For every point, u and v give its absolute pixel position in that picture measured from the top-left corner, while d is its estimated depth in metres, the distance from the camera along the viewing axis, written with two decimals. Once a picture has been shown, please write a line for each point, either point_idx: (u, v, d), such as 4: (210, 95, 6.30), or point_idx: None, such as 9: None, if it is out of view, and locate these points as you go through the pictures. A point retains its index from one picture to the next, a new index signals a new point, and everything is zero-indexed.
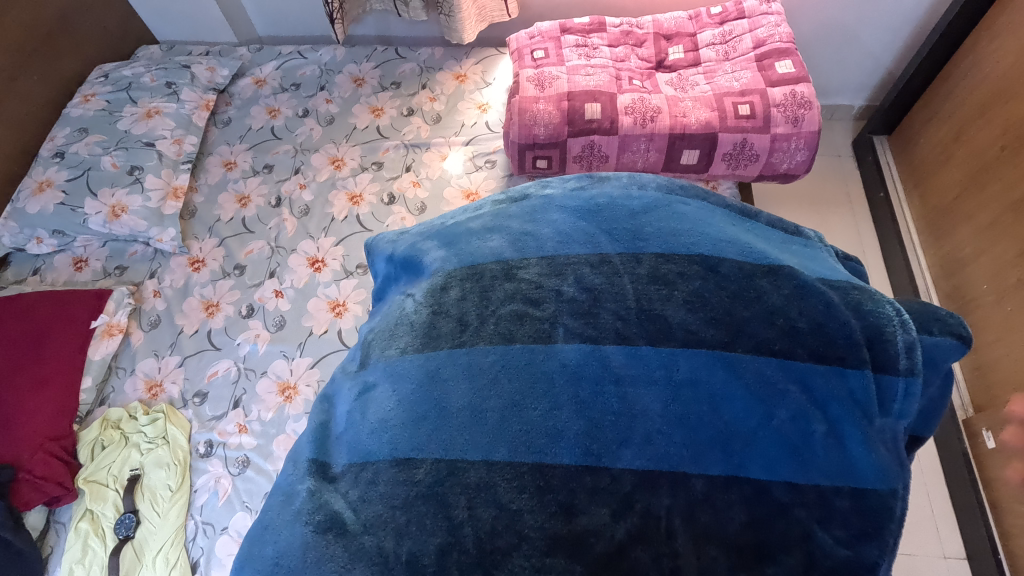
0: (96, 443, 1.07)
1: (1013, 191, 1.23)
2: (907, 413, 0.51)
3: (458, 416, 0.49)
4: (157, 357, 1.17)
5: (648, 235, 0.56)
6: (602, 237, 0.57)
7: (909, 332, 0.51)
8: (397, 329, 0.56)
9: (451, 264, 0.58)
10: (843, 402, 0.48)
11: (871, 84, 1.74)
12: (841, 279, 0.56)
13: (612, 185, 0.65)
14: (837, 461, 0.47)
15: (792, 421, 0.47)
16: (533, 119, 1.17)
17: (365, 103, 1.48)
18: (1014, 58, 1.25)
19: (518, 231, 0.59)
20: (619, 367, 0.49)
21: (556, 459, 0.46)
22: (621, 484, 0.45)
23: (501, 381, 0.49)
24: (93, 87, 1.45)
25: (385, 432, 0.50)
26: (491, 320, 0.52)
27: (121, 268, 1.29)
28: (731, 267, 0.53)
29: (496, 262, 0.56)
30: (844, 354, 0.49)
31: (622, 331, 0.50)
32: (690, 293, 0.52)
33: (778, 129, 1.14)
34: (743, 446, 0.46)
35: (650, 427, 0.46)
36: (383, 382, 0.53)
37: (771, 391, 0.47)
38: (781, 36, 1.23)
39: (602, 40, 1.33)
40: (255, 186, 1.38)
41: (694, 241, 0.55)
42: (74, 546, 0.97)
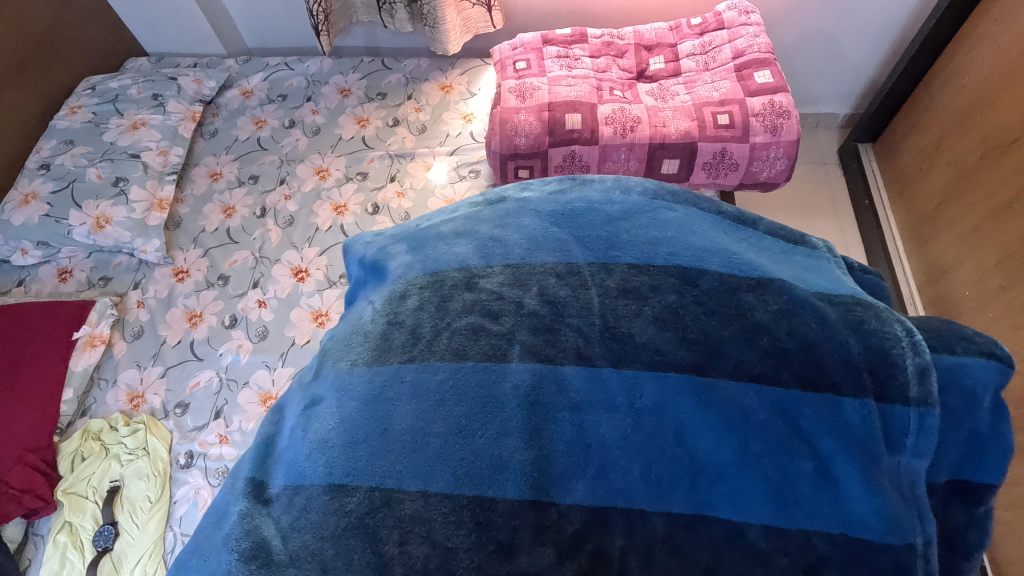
0: (76, 455, 1.07)
1: (995, 198, 1.23)
2: (922, 452, 0.45)
3: (399, 441, 0.45)
4: (139, 368, 1.17)
5: (624, 243, 0.52)
6: (574, 245, 0.52)
7: (920, 354, 0.46)
8: (351, 340, 0.52)
9: (414, 270, 0.54)
10: (837, 436, 0.43)
11: (855, 92, 1.75)
12: (843, 293, 0.51)
13: (595, 186, 0.60)
14: (818, 505, 0.42)
15: (769, 455, 0.43)
16: (514, 130, 1.18)
17: (352, 114, 1.49)
18: (993, 66, 1.27)
19: (487, 236, 0.55)
20: (576, 388, 0.45)
21: (500, 493, 0.42)
22: (568, 523, 0.42)
23: (449, 405, 0.46)
24: (80, 99, 1.46)
25: (323, 454, 0.46)
26: (445, 334, 0.49)
27: (105, 279, 1.30)
28: (712, 280, 0.48)
29: (458, 269, 0.53)
30: (837, 380, 0.44)
31: (583, 349, 0.47)
32: (662, 308, 0.47)
33: (757, 139, 1.15)
34: (710, 483, 0.43)
35: (606, 459, 0.43)
36: (327, 399, 0.49)
37: (746, 420, 0.43)
38: (760, 46, 1.24)
39: (584, 51, 1.34)
40: (240, 198, 1.38)
41: (673, 249, 0.50)
42: (53, 557, 0.97)
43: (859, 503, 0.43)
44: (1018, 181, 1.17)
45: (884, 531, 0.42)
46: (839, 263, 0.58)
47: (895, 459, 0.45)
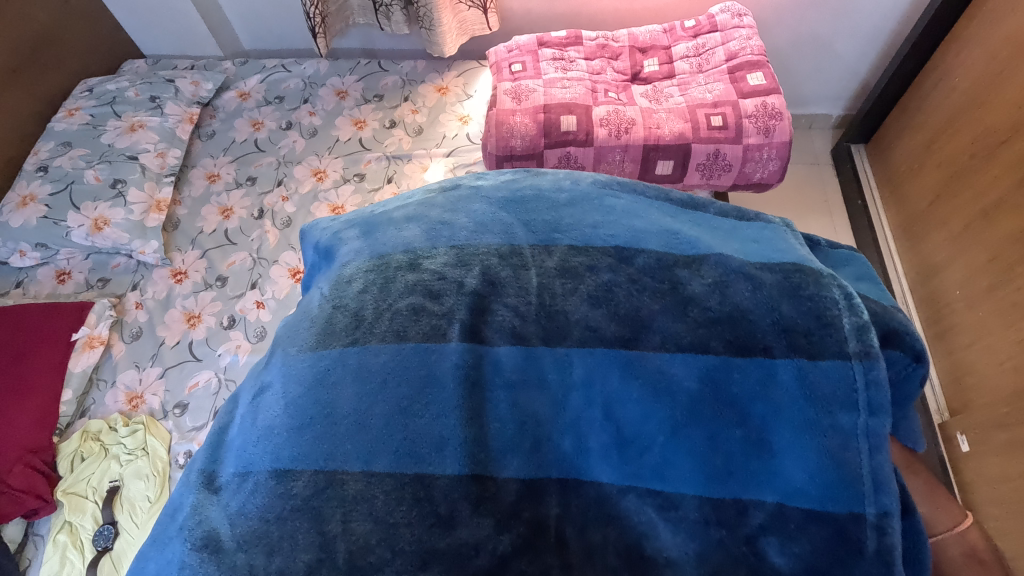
0: (76, 455, 1.08)
1: (982, 198, 1.26)
2: (875, 410, 0.43)
3: (342, 421, 0.46)
4: (138, 368, 1.18)
5: (567, 227, 0.54)
6: (518, 228, 0.55)
7: (858, 314, 0.46)
8: (299, 326, 0.53)
9: (362, 255, 0.56)
10: (768, 400, 0.44)
11: (847, 94, 1.77)
12: (786, 260, 0.52)
13: (542, 178, 0.62)
14: (751, 468, 0.44)
15: (696, 424, 0.44)
16: (510, 132, 1.20)
17: (348, 116, 1.50)
18: (983, 69, 1.29)
19: (435, 220, 0.57)
20: (506, 365, 0.47)
21: (439, 469, 0.44)
22: (505, 495, 0.44)
23: (388, 386, 0.47)
24: (78, 101, 1.47)
25: (270, 440, 0.47)
26: (386, 315, 0.50)
27: (104, 280, 1.30)
28: (647, 258, 0.51)
29: (402, 251, 0.54)
30: (770, 343, 0.45)
31: (518, 328, 0.48)
32: (596, 287, 0.49)
33: (750, 140, 1.17)
34: (639, 454, 0.45)
35: (540, 434, 0.46)
36: (275, 386, 0.50)
37: (671, 389, 0.45)
38: (752, 48, 1.26)
39: (579, 54, 1.35)
40: (238, 199, 1.39)
41: (612, 232, 0.53)
42: (53, 558, 0.97)
43: (803, 465, 0.43)
44: (1006, 183, 1.19)
45: (831, 493, 0.42)
46: (797, 238, 0.58)
47: (848, 420, 0.43)
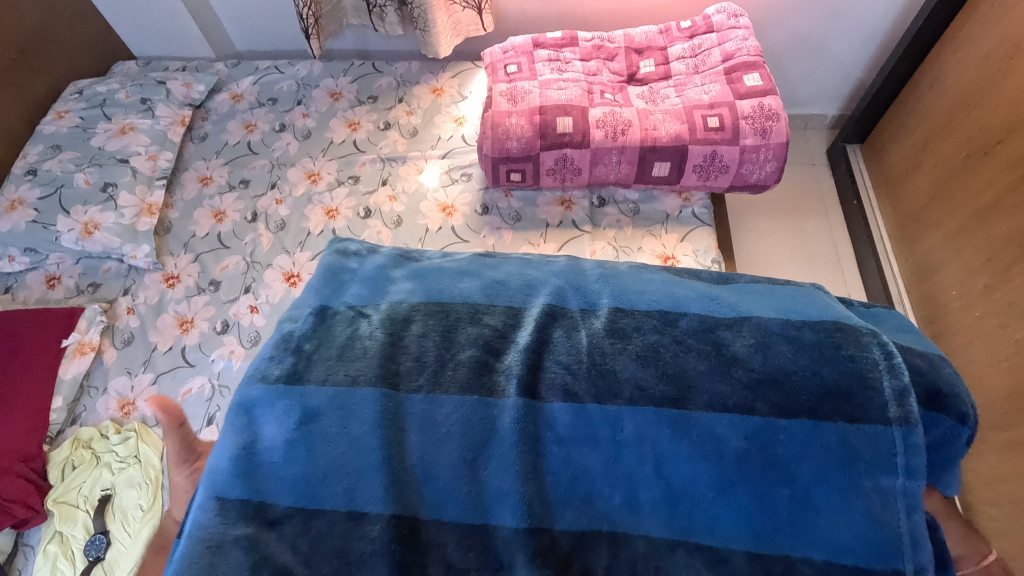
0: (66, 464, 1.06)
1: (980, 198, 1.25)
2: (914, 470, 0.54)
3: (408, 470, 0.56)
4: (130, 374, 1.16)
5: (620, 290, 0.69)
6: (572, 294, 0.69)
7: (897, 378, 0.57)
8: (348, 354, 0.63)
9: (415, 305, 0.68)
10: (817, 459, 0.54)
11: (842, 94, 1.77)
12: (825, 318, 0.64)
13: (589, 267, 0.76)
14: (805, 526, 0.53)
15: (747, 486, 0.54)
16: (506, 133, 1.18)
17: (342, 118, 1.49)
18: (977, 71, 1.29)
19: (488, 281, 0.71)
20: (562, 425, 0.57)
21: (500, 520, 0.54)
22: (560, 544, 0.54)
23: (456, 437, 0.57)
24: (68, 104, 1.45)
25: (338, 480, 0.56)
26: (450, 366, 0.61)
27: (94, 285, 1.28)
28: (690, 322, 0.64)
29: (467, 310, 0.67)
30: (813, 405, 0.56)
31: (570, 387, 0.59)
32: (643, 348, 0.62)
33: (747, 141, 1.16)
34: (689, 508, 0.54)
35: (590, 488, 0.55)
36: (334, 410, 0.59)
37: (715, 448, 0.55)
38: (749, 49, 1.26)
39: (574, 55, 1.34)
40: (231, 202, 1.37)
41: (655, 299, 0.67)
42: (43, 568, 0.96)
43: (846, 524, 0.53)
44: (1002, 183, 1.20)
45: (873, 554, 0.53)
46: (828, 294, 0.72)
47: (888, 481, 0.54)
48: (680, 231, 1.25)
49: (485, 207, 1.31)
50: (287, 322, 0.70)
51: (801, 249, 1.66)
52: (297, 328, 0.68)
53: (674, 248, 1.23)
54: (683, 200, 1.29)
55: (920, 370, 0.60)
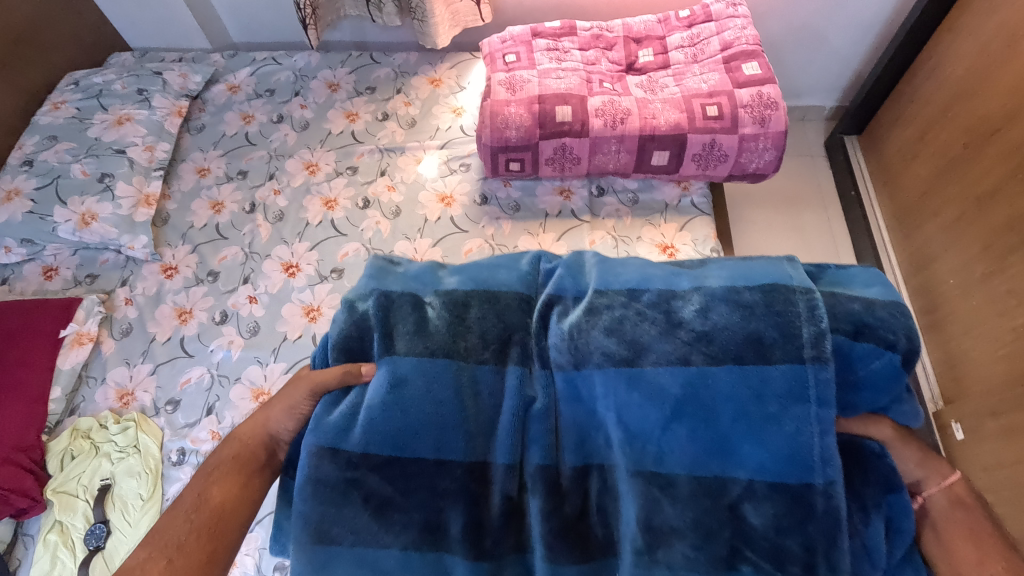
0: (65, 454, 1.06)
1: (979, 186, 1.25)
2: (825, 401, 0.62)
3: (484, 426, 0.66)
4: (129, 365, 1.16)
5: (628, 271, 0.74)
6: (569, 281, 0.74)
7: (818, 323, 0.63)
8: (421, 332, 0.68)
9: (467, 288, 0.73)
10: (739, 396, 0.63)
11: (840, 85, 1.77)
12: (766, 278, 0.68)
13: (588, 255, 0.79)
14: (730, 451, 0.63)
15: (689, 426, 0.64)
16: (505, 122, 1.18)
17: (341, 108, 1.48)
18: (976, 58, 1.28)
19: (525, 270, 0.76)
20: (562, 389, 0.67)
21: (529, 459, 0.65)
22: (560, 477, 0.66)
23: (509, 401, 0.66)
24: (64, 94, 1.44)
25: (427, 436, 0.64)
26: (514, 345, 0.69)
27: (92, 276, 1.28)
28: (650, 295, 0.69)
29: (515, 297, 0.72)
30: (741, 353, 0.64)
31: (557, 360, 0.67)
32: (611, 321, 0.67)
33: (746, 130, 1.16)
34: (647, 445, 0.64)
35: (580, 433, 0.67)
36: (418, 376, 0.66)
37: (664, 397, 0.64)
38: (747, 38, 1.26)
39: (573, 44, 1.34)
40: (228, 193, 1.37)
41: (626, 279, 0.72)
42: (43, 558, 0.96)
43: (766, 448, 0.62)
44: (1001, 171, 1.20)
45: (786, 470, 0.62)
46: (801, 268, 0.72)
47: (801, 411, 0.62)
48: (680, 220, 1.25)
49: (484, 196, 1.31)
50: (357, 301, 0.73)
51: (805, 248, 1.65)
52: (369, 306, 0.71)
53: (673, 237, 1.23)
54: (682, 189, 1.29)
55: (852, 313, 0.66)
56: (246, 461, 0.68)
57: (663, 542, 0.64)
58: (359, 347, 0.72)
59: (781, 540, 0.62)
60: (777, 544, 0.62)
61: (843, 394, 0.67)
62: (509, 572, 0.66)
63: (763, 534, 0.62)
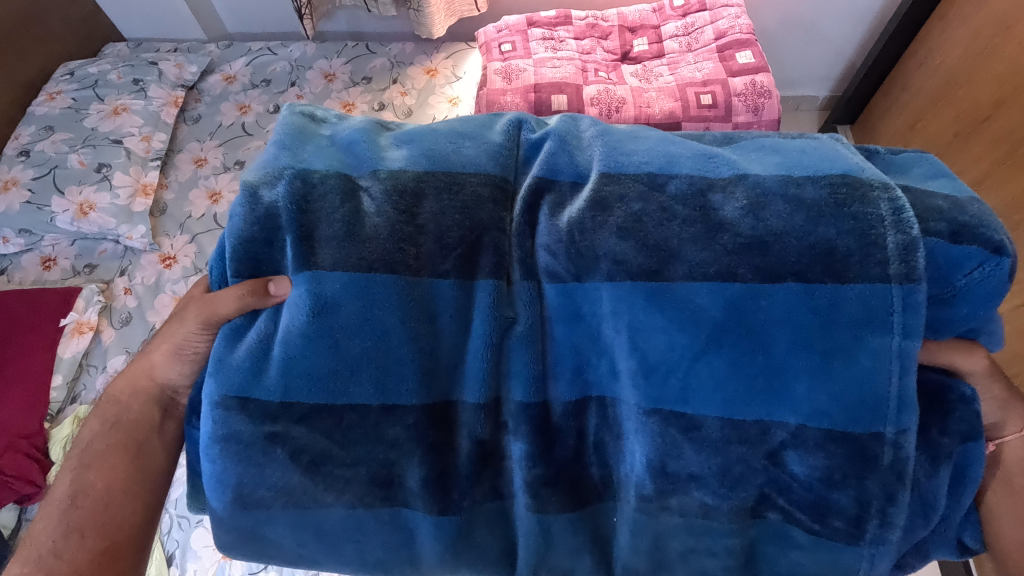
0: (68, 441, 1.05)
1: (967, 173, 1.27)
2: (910, 331, 0.49)
3: (440, 359, 0.54)
4: (129, 353, 1.17)
5: (643, 150, 0.57)
6: (563, 162, 0.57)
7: (904, 230, 0.49)
8: (353, 233, 0.53)
9: (418, 169, 0.56)
10: (795, 325, 0.50)
11: (833, 75, 1.78)
12: (831, 170, 0.53)
13: (587, 128, 0.62)
14: (775, 390, 0.51)
15: (727, 356, 0.51)
16: (501, 111, 1.19)
17: (337, 99, 1.49)
18: (964, 49, 1.30)
19: (495, 144, 0.59)
20: (555, 304, 0.54)
21: (511, 395, 0.54)
22: (549, 412, 0.55)
23: (475, 329, 0.53)
24: (58, 85, 1.43)
25: (365, 374, 0.52)
26: (486, 251, 0.54)
27: (90, 267, 1.28)
28: (678, 184, 0.54)
29: (484, 182, 0.56)
30: (805, 268, 0.50)
31: (552, 269, 0.54)
32: (626, 218, 0.53)
33: (739, 118, 1.18)
34: (672, 379, 0.52)
35: (583, 362, 0.55)
36: (354, 301, 0.52)
37: (696, 318, 0.51)
38: (741, 27, 1.27)
39: (568, 33, 1.35)
40: (226, 182, 1.37)
41: (645, 160, 0.56)
42: None
43: (829, 387, 0.50)
44: (989, 159, 1.22)
45: (854, 415, 0.50)
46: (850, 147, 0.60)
47: (880, 341, 0.49)
48: None
49: None
50: (264, 187, 0.55)
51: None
52: (278, 196, 0.54)
53: None
54: None
55: (940, 211, 0.51)
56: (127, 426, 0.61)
57: (678, 489, 0.54)
58: (266, 254, 0.56)
59: (828, 492, 0.52)
60: (821, 496, 0.52)
61: (931, 311, 0.53)
62: (482, 532, 0.57)
63: (806, 485, 0.52)
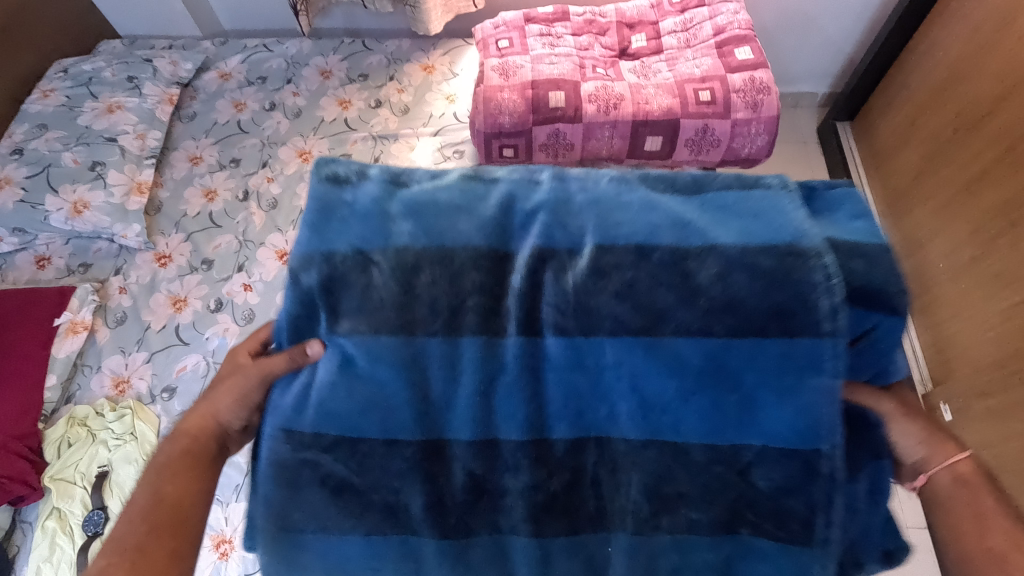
0: (62, 441, 1.06)
1: (967, 171, 1.27)
2: (839, 372, 0.51)
3: (433, 401, 0.55)
4: (124, 353, 1.16)
5: (628, 214, 0.56)
6: (555, 229, 0.56)
7: (833, 294, 0.50)
8: (369, 308, 0.55)
9: (415, 244, 0.55)
10: (756, 372, 0.52)
11: (832, 71, 1.77)
12: (779, 239, 0.53)
13: (573, 185, 0.59)
14: (743, 422, 0.53)
15: (707, 405, 0.53)
16: (498, 108, 1.18)
17: (333, 96, 1.48)
18: (965, 43, 1.29)
19: (496, 208, 0.57)
20: (556, 356, 0.54)
21: (505, 434, 0.55)
22: (553, 449, 0.55)
23: (472, 369, 0.54)
24: (52, 82, 1.42)
25: (371, 412, 0.55)
26: (465, 310, 0.54)
27: (85, 266, 1.27)
28: (662, 255, 0.53)
29: (471, 256, 0.55)
30: (761, 322, 0.51)
31: (559, 323, 0.54)
32: (622, 285, 0.53)
33: (738, 115, 1.17)
34: (663, 414, 0.54)
35: (585, 406, 0.55)
36: (365, 361, 0.54)
37: (687, 368, 0.52)
38: (740, 23, 1.26)
39: (566, 29, 1.33)
40: (222, 181, 1.36)
41: (628, 228, 0.54)
42: (42, 543, 0.97)
43: (782, 419, 0.52)
44: (988, 157, 1.21)
45: (794, 442, 0.53)
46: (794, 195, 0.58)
47: (818, 381, 0.51)
48: None
49: None
50: (300, 270, 0.56)
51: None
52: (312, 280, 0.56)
53: None
54: None
55: (851, 274, 0.53)
56: (199, 457, 0.57)
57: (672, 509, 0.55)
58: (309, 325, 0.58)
59: (784, 500, 0.54)
60: (779, 504, 0.54)
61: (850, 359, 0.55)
62: (479, 554, 0.57)
63: (767, 495, 0.54)
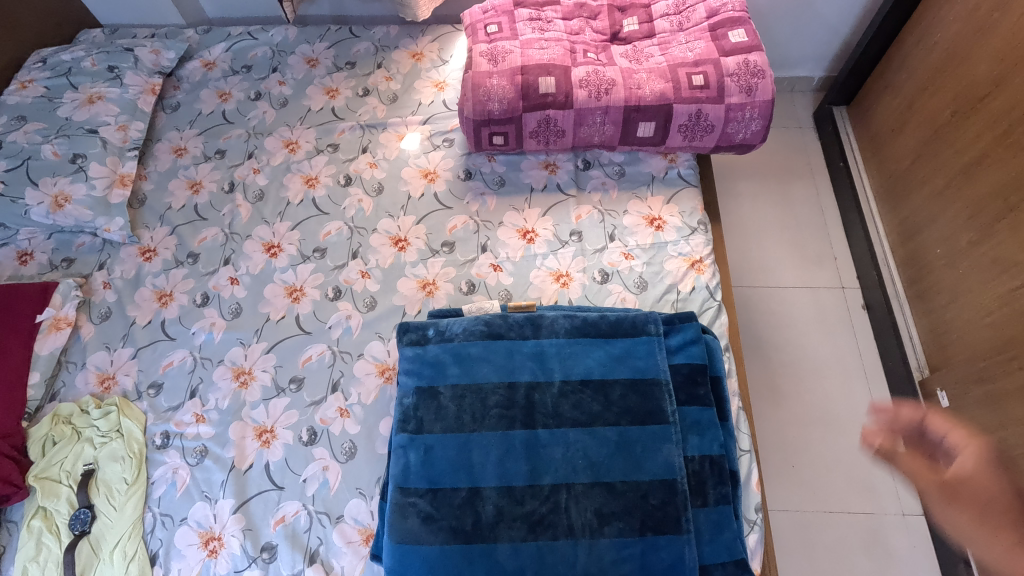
0: (47, 439, 1.04)
1: (965, 155, 1.25)
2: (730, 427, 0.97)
3: (473, 463, 0.91)
4: (109, 349, 1.14)
5: (606, 338, 0.98)
6: (549, 339, 0.99)
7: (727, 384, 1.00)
8: (463, 394, 0.95)
9: (493, 347, 0.98)
10: (693, 425, 0.94)
11: (828, 56, 1.74)
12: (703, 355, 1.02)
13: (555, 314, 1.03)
14: (692, 458, 0.92)
15: (659, 440, 0.91)
16: (487, 95, 1.16)
17: (320, 84, 1.45)
18: (964, 23, 1.27)
19: (536, 324, 1.00)
20: (551, 425, 0.92)
21: (521, 481, 0.89)
22: None
23: (531, 437, 0.92)
24: (31, 73, 1.39)
25: (454, 474, 0.90)
26: (531, 388, 0.95)
27: (68, 261, 1.25)
28: (630, 352, 0.97)
29: (504, 349, 0.98)
30: (696, 399, 0.96)
31: (563, 395, 0.94)
32: (603, 371, 0.96)
33: (733, 99, 1.14)
34: (640, 455, 0.90)
35: (577, 457, 0.90)
36: (451, 444, 0.91)
37: (650, 423, 0.92)
38: (734, 4, 1.23)
39: (556, 13, 1.30)
40: (206, 172, 1.34)
41: (611, 343, 0.98)
42: (27, 543, 0.95)
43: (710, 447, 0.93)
44: (987, 139, 1.19)
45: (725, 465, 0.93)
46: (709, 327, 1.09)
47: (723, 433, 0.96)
48: (666, 193, 1.24)
49: (468, 172, 1.29)
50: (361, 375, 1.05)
51: (790, 237, 1.63)
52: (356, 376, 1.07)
53: (660, 210, 1.22)
54: (669, 161, 1.27)
55: None
56: None
57: None
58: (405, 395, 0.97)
59: None
60: None
61: None
62: None
63: None
